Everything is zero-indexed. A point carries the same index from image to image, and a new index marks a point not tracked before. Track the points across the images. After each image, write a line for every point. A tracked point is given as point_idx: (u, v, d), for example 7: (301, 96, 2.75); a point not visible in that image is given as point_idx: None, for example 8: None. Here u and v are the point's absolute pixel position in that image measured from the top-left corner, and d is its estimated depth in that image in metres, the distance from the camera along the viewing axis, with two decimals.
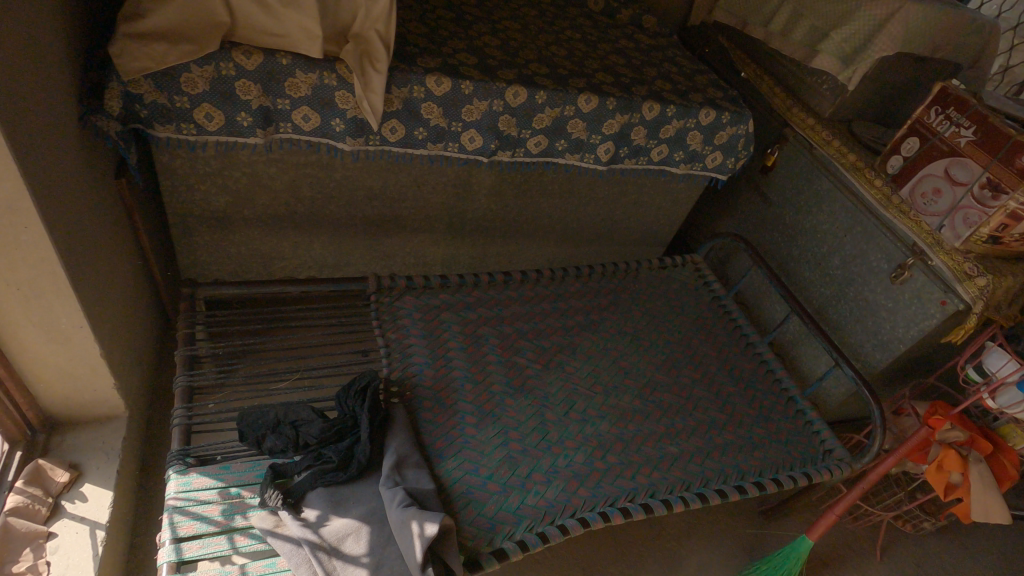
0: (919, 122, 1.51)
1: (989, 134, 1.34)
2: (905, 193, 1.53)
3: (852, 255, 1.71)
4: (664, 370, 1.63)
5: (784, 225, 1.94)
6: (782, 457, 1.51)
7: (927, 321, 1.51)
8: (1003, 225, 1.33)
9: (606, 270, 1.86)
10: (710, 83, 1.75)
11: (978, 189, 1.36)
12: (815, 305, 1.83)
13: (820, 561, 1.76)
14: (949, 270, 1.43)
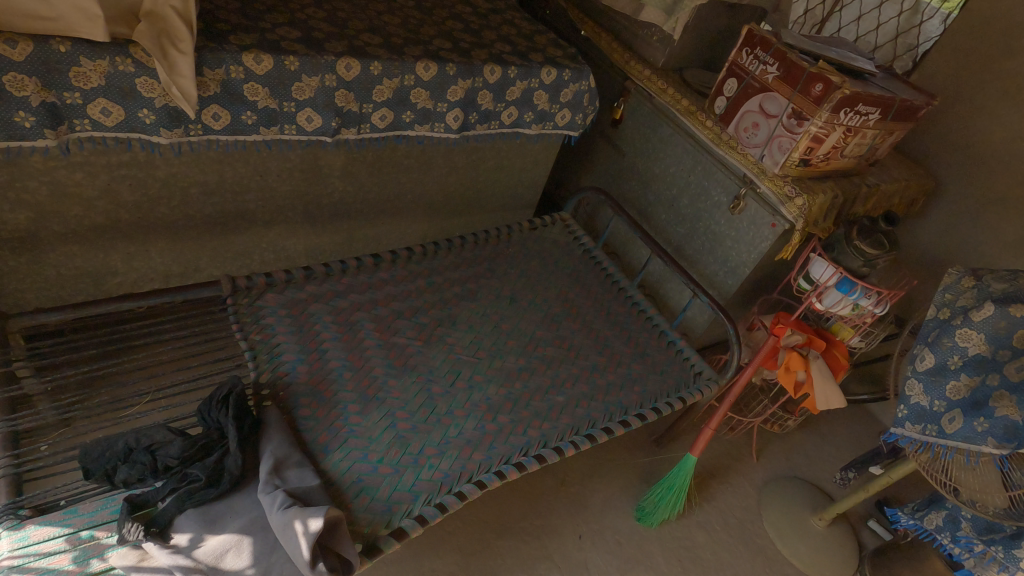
0: (735, 63, 1.65)
1: (789, 68, 1.50)
2: (732, 130, 1.68)
3: (698, 193, 1.86)
4: (545, 326, 1.68)
5: (640, 174, 2.07)
6: (659, 386, 1.63)
7: (763, 244, 1.68)
8: (809, 148, 1.50)
9: (479, 238, 1.87)
10: (549, 43, 1.78)
11: (786, 119, 1.52)
12: (674, 244, 1.98)
13: (707, 473, 1.94)
14: (774, 195, 1.59)
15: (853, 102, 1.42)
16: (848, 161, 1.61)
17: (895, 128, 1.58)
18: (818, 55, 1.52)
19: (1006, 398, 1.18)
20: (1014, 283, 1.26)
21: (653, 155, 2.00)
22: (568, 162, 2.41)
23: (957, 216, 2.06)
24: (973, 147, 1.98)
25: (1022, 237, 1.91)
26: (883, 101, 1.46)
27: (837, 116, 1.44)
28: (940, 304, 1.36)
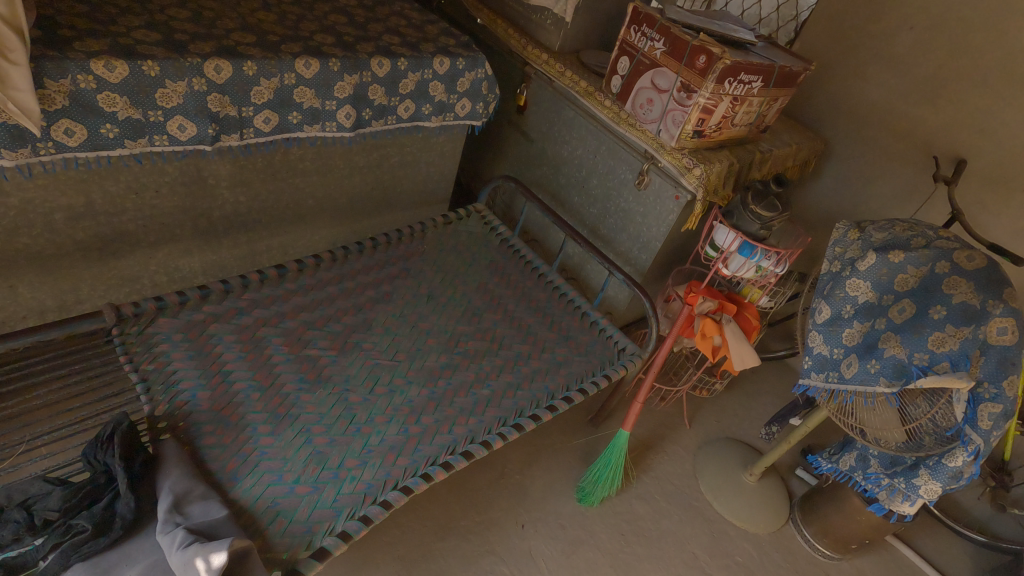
0: (626, 41, 1.68)
1: (674, 42, 1.53)
2: (629, 107, 1.71)
3: (605, 172, 1.88)
4: (466, 320, 1.66)
5: (550, 158, 2.07)
6: (584, 367, 1.64)
7: (670, 216, 1.72)
8: (701, 120, 1.55)
9: (391, 238, 1.82)
10: (441, 32, 1.75)
11: (677, 93, 1.55)
12: (588, 225, 2.00)
13: (643, 446, 1.99)
14: (674, 167, 1.63)
15: (735, 72, 1.47)
16: (739, 129, 1.67)
17: (778, 94, 1.65)
18: (701, 28, 1.57)
19: (892, 338, 1.23)
20: (892, 231, 1.34)
21: (559, 139, 2.01)
22: (480, 153, 2.38)
23: (847, 174, 2.19)
24: (853, 107, 2.10)
25: (903, 188, 2.05)
26: (763, 69, 1.52)
27: (722, 86, 1.48)
28: (832, 258, 1.43)
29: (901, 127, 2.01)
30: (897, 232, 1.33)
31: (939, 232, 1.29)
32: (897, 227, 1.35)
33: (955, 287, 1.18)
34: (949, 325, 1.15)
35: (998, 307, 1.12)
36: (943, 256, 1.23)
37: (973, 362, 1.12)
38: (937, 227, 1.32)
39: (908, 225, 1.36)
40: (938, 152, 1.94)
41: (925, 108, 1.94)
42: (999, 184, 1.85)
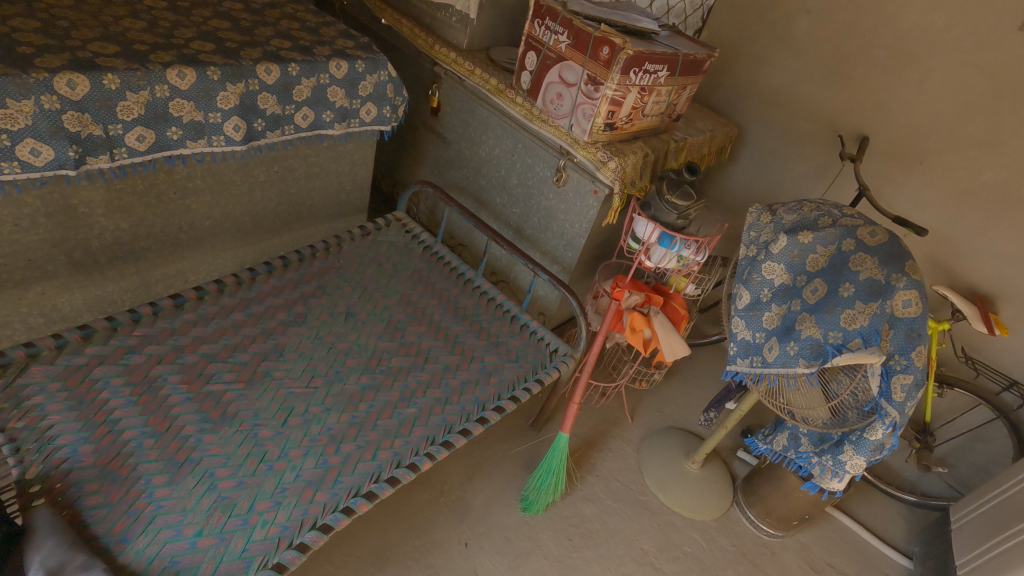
0: (531, 36, 1.64)
1: (577, 35, 1.50)
2: (540, 103, 1.67)
3: (524, 171, 1.84)
4: (388, 336, 1.57)
5: (468, 159, 2.01)
6: (515, 373, 1.59)
7: (591, 211, 1.69)
8: (611, 112, 1.52)
9: (303, 255, 1.71)
10: (338, 34, 1.65)
11: (585, 86, 1.52)
12: (513, 225, 1.95)
13: (586, 445, 1.96)
14: (590, 162, 1.60)
15: (640, 62, 1.45)
16: (650, 120, 1.66)
17: (686, 82, 1.65)
18: (603, 19, 1.54)
19: (808, 319, 1.24)
20: (801, 213, 1.36)
21: (476, 139, 1.95)
22: (398, 159, 2.30)
23: (762, 157, 2.23)
24: (762, 92, 2.15)
25: (814, 168, 2.11)
26: (667, 58, 1.51)
27: (628, 77, 1.46)
28: (747, 242, 1.43)
29: (807, 109, 2.06)
30: (805, 213, 1.35)
31: (844, 210, 1.31)
32: (805, 208, 1.37)
33: (860, 264, 1.20)
34: (858, 302, 1.17)
35: (901, 280, 1.14)
36: (848, 234, 1.25)
37: (882, 337, 1.14)
38: (841, 206, 1.34)
39: (815, 205, 1.38)
40: (842, 131, 2.01)
41: (827, 88, 2.00)
42: (899, 158, 1.93)
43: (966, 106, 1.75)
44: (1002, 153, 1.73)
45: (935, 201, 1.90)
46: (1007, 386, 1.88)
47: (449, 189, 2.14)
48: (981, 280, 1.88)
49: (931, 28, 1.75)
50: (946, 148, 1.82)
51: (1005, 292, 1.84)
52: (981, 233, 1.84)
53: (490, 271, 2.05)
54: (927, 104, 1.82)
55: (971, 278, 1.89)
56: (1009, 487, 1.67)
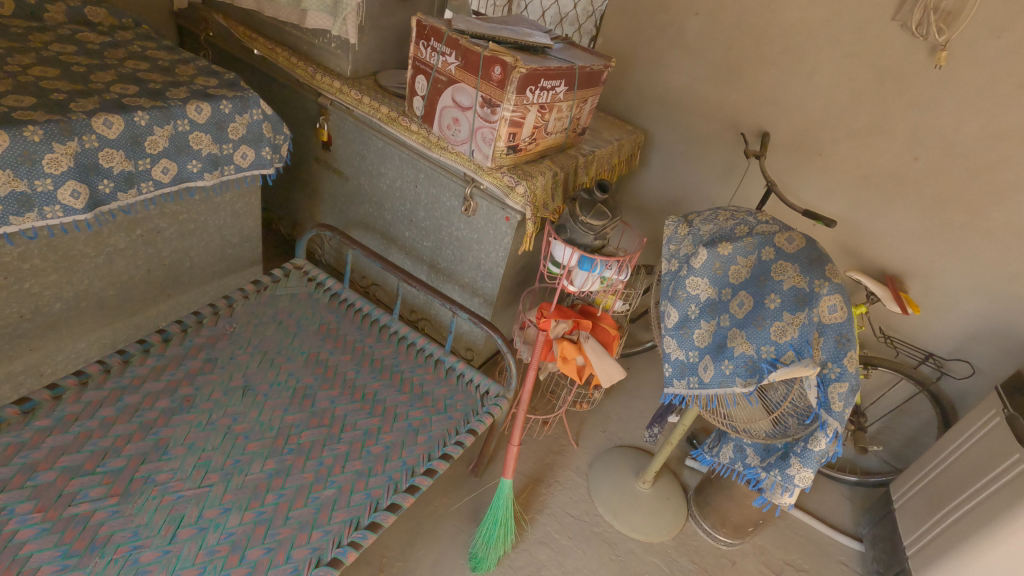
0: (418, 59, 1.52)
1: (466, 55, 1.40)
2: (437, 130, 1.55)
3: (430, 202, 1.71)
4: (295, 407, 1.38)
5: (370, 194, 1.86)
6: (445, 426, 1.45)
7: (505, 239, 1.59)
8: (512, 134, 1.43)
9: (187, 324, 1.49)
10: (198, 73, 1.47)
11: (480, 109, 1.42)
12: (426, 260, 1.81)
13: (533, 482, 1.84)
14: (498, 188, 1.50)
15: (535, 79, 1.37)
16: (555, 136, 1.58)
17: (586, 95, 1.59)
18: (491, 36, 1.45)
19: (739, 335, 1.18)
20: (717, 222, 1.31)
21: (375, 172, 1.80)
22: (294, 199, 2.10)
23: (671, 161, 2.22)
24: (662, 95, 2.14)
25: (722, 167, 2.11)
26: (563, 72, 1.44)
27: (524, 96, 1.37)
28: (668, 256, 1.37)
29: (707, 109, 2.06)
30: (721, 222, 1.30)
31: (758, 216, 1.27)
32: (721, 217, 1.32)
33: (782, 272, 1.16)
34: (785, 313, 1.12)
35: (824, 286, 1.10)
36: (766, 241, 1.21)
37: (814, 347, 1.09)
38: (756, 211, 1.30)
39: (730, 213, 1.33)
40: (744, 128, 2.02)
41: (724, 88, 2.00)
42: (800, 150, 1.96)
43: (854, 95, 1.80)
44: (892, 137, 1.79)
45: (838, 189, 1.94)
46: (923, 359, 1.96)
47: (354, 227, 1.98)
48: (888, 261, 1.93)
49: (812, 23, 1.78)
50: (841, 137, 1.87)
51: (912, 270, 1.90)
52: (883, 216, 1.89)
53: (408, 309, 1.93)
54: (818, 96, 1.85)
55: (879, 260, 1.95)
56: (941, 461, 1.71)
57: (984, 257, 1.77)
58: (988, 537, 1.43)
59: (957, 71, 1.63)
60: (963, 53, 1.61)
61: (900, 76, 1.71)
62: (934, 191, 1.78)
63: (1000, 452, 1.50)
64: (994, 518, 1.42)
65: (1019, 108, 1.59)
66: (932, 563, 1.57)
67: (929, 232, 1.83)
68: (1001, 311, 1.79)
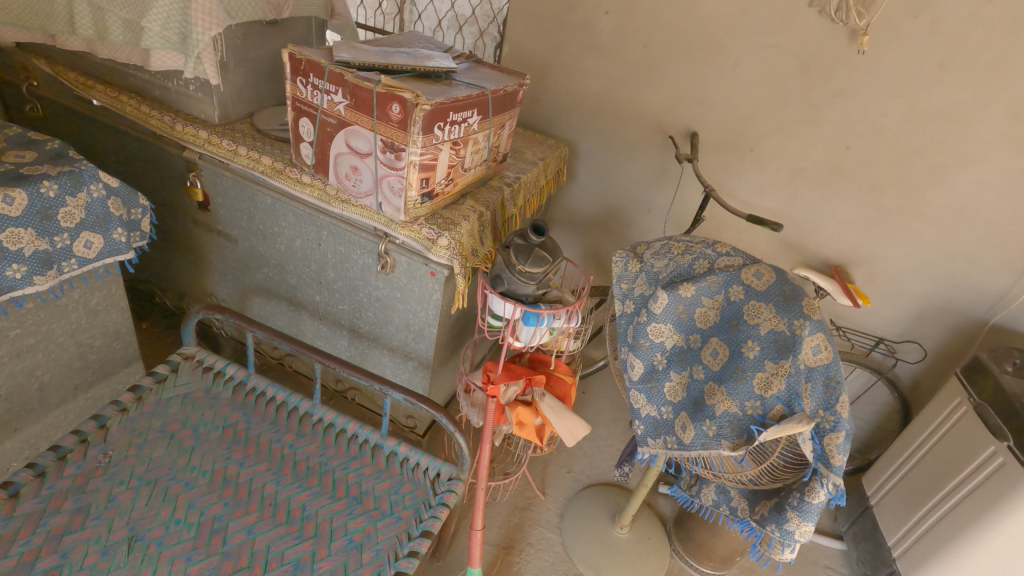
0: (298, 99, 1.27)
1: (355, 92, 1.16)
2: (334, 181, 1.30)
3: (339, 261, 1.45)
4: (201, 553, 1.11)
5: (267, 257, 1.58)
6: (393, 533, 1.21)
7: (433, 296, 1.36)
8: (424, 180, 1.21)
9: (44, 466, 1.17)
10: (7, 145, 1.14)
11: (382, 155, 1.18)
12: (345, 325, 1.56)
13: (503, 551, 1.65)
14: (416, 242, 1.28)
15: (444, 113, 1.16)
16: (474, 172, 1.38)
17: (503, 120, 1.39)
18: (383, 65, 1.22)
19: (718, 389, 1.04)
20: (672, 258, 1.16)
21: (268, 233, 1.52)
22: (178, 267, 1.78)
23: (599, 171, 2.07)
24: (582, 102, 1.98)
25: (652, 172, 1.99)
26: (475, 100, 1.23)
27: (433, 134, 1.16)
28: (622, 298, 1.21)
29: (631, 113, 1.93)
30: (677, 257, 1.15)
31: (717, 247, 1.13)
32: (676, 251, 1.17)
33: (757, 314, 1.01)
34: (767, 362, 0.98)
35: (806, 327, 0.97)
36: (732, 278, 1.07)
37: (805, 398, 0.96)
38: (713, 242, 1.15)
39: (685, 244, 1.19)
40: (671, 130, 1.90)
41: (645, 89, 1.87)
42: (732, 148, 1.85)
43: (780, 87, 1.71)
44: (823, 128, 1.71)
45: (773, 185, 1.86)
46: (876, 344, 1.92)
47: (255, 294, 1.69)
48: (831, 252, 1.88)
49: (728, 14, 1.67)
50: (772, 131, 1.78)
51: (855, 258, 1.86)
52: (822, 208, 1.83)
53: (334, 377, 1.71)
54: (744, 91, 1.75)
55: (822, 252, 1.89)
56: (912, 453, 1.67)
57: (923, 239, 1.74)
58: (977, 536, 1.39)
59: (881, 55, 1.57)
60: (885, 36, 1.54)
61: (825, 64, 1.63)
62: (869, 178, 1.73)
63: (973, 444, 1.46)
64: (980, 517, 1.38)
65: (944, 88, 1.55)
66: (922, 565, 1.52)
67: (868, 220, 1.79)
68: (945, 290, 1.78)
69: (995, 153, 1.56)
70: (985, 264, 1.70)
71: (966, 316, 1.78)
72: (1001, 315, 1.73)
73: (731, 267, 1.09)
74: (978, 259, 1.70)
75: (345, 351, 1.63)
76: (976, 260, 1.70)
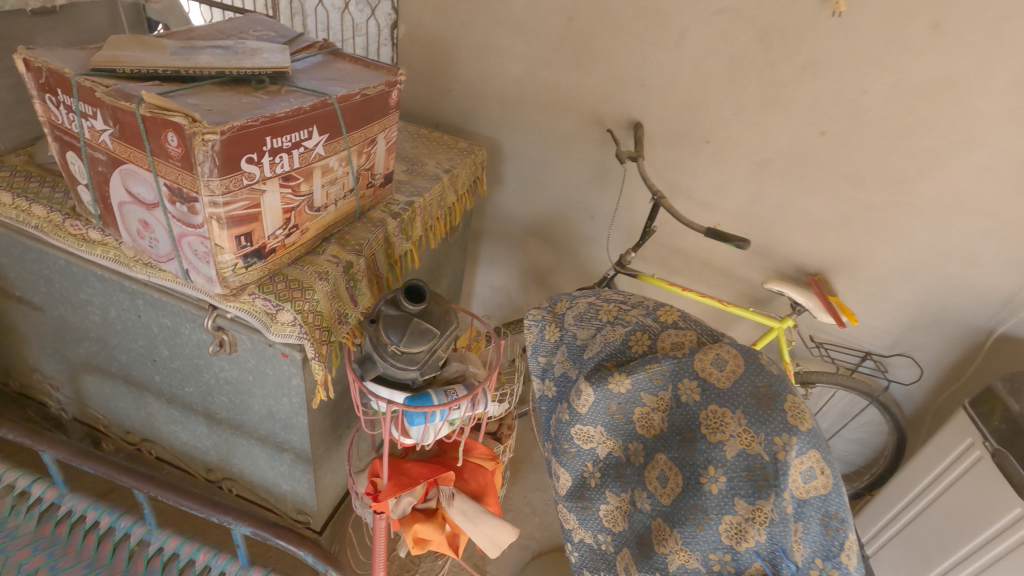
0: (57, 126, 0.88)
1: (117, 115, 0.77)
2: (128, 239, 0.92)
3: (168, 335, 1.08)
4: None
5: (84, 329, 1.19)
6: None
7: (293, 380, 1.00)
8: (242, 236, 0.83)
9: None
10: None
11: (171, 206, 0.81)
12: (198, 409, 1.20)
13: None
14: (251, 317, 0.91)
15: (254, 142, 0.78)
16: (335, 207, 1.01)
17: (370, 133, 1.01)
18: (170, 70, 0.84)
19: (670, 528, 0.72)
20: (600, 328, 0.83)
21: (75, 301, 1.13)
22: None
23: (529, 173, 1.71)
24: (499, 91, 1.61)
25: (591, 173, 1.64)
26: (310, 114, 0.85)
27: (239, 173, 0.78)
28: (540, 377, 0.89)
29: (558, 102, 1.56)
30: (606, 330, 0.81)
31: (661, 313, 0.80)
32: (605, 318, 0.84)
33: (718, 427, 0.68)
34: (738, 500, 0.65)
35: (791, 449, 0.64)
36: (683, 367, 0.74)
37: (794, 551, 0.64)
38: (655, 304, 0.83)
39: (619, 306, 0.85)
40: (609, 121, 1.54)
41: (573, 72, 1.51)
42: (682, 140, 1.51)
43: (737, 62, 1.36)
44: (790, 110, 1.38)
45: (734, 181, 1.53)
46: (863, 359, 1.63)
47: (86, 372, 1.30)
48: (806, 257, 1.57)
49: None
50: (730, 118, 1.44)
51: (835, 264, 1.55)
52: (793, 206, 1.51)
53: (203, 466, 1.35)
54: (692, 69, 1.40)
55: (796, 258, 1.58)
56: (914, 499, 1.40)
57: (914, 238, 1.44)
58: None
59: (859, 16, 1.23)
60: None
61: (790, 30, 1.29)
62: (849, 169, 1.41)
63: (986, 503, 1.19)
64: None
65: (938, 54, 1.22)
66: None
67: (849, 219, 1.48)
68: (941, 296, 1.49)
69: (1001, 132, 1.25)
70: (988, 264, 1.40)
71: (965, 326, 1.50)
72: (1007, 323, 1.45)
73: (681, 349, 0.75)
74: (978, 259, 1.41)
75: (207, 438, 1.27)
76: (977, 261, 1.41)
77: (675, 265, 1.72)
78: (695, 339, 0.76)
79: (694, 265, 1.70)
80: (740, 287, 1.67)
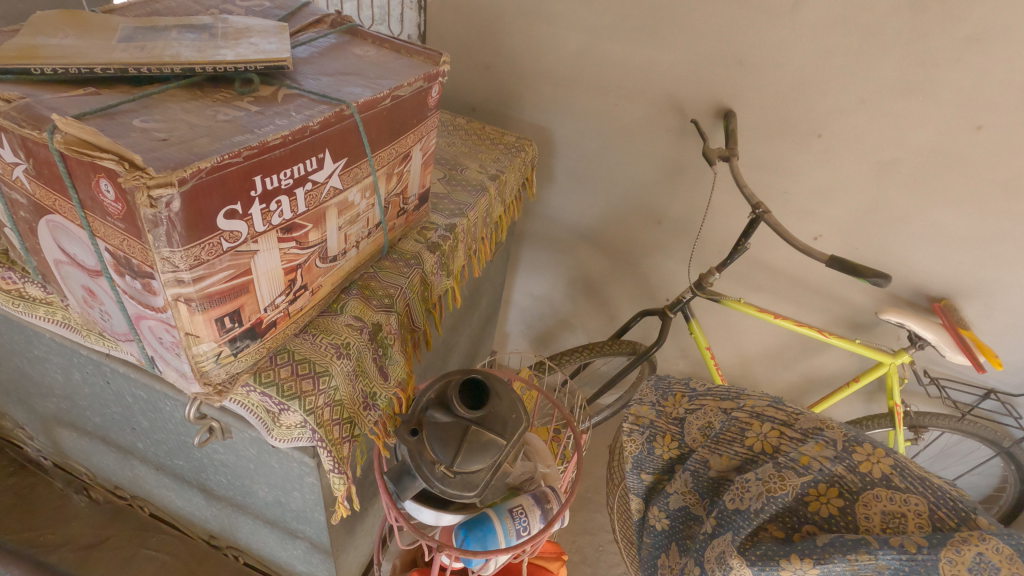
0: None
1: (27, 146, 0.50)
2: (75, 306, 0.67)
3: (145, 407, 0.83)
4: None
5: (47, 385, 0.95)
6: None
7: (307, 478, 0.76)
8: (226, 317, 0.57)
9: None
10: None
11: (120, 278, 0.54)
12: (192, 481, 0.97)
13: None
14: (248, 413, 0.67)
15: (237, 188, 0.51)
16: (357, 251, 0.75)
17: (403, 147, 0.74)
18: (113, 69, 0.56)
19: None
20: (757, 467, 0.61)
21: (30, 356, 0.89)
22: None
23: (584, 168, 1.41)
24: (551, 68, 1.29)
25: (663, 170, 1.33)
26: (319, 136, 0.58)
27: (216, 234, 0.52)
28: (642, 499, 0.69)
29: (626, 83, 1.25)
30: (768, 474, 0.59)
31: (861, 468, 0.58)
32: (758, 447, 0.63)
33: None
34: None
35: None
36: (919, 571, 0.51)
37: None
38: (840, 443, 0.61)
39: (778, 432, 0.64)
40: (691, 107, 1.23)
41: (647, 44, 1.18)
42: (784, 134, 1.19)
43: (872, 35, 1.04)
44: (938, 98, 1.06)
45: (847, 186, 1.21)
46: (985, 397, 1.34)
47: (59, 425, 1.08)
48: (929, 279, 1.26)
49: None
50: (852, 106, 1.12)
51: (968, 288, 1.24)
52: (922, 219, 1.20)
53: (204, 531, 1.14)
54: (809, 42, 1.08)
55: (915, 279, 1.27)
56: None
57: None
58: None
59: None
60: None
61: None
62: (1006, 174, 1.09)
63: None
64: None
65: None
66: None
67: (995, 236, 1.16)
68: None
69: None
70: None
71: None
72: None
73: (906, 533, 0.54)
74: None
75: (205, 509, 1.04)
76: None
77: (757, 281, 1.42)
78: (923, 520, 0.54)
79: (783, 282, 1.40)
80: (838, 309, 1.38)
